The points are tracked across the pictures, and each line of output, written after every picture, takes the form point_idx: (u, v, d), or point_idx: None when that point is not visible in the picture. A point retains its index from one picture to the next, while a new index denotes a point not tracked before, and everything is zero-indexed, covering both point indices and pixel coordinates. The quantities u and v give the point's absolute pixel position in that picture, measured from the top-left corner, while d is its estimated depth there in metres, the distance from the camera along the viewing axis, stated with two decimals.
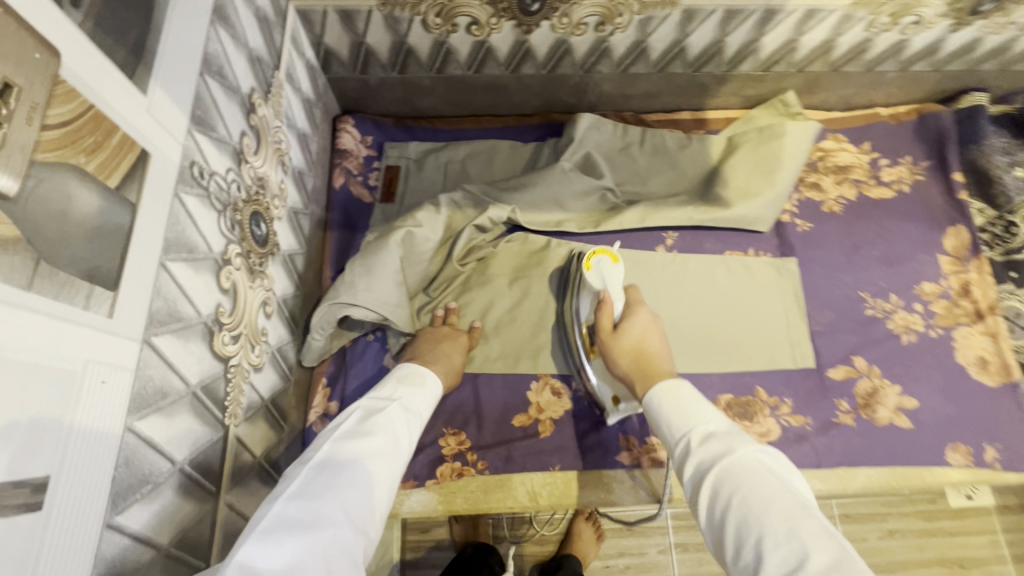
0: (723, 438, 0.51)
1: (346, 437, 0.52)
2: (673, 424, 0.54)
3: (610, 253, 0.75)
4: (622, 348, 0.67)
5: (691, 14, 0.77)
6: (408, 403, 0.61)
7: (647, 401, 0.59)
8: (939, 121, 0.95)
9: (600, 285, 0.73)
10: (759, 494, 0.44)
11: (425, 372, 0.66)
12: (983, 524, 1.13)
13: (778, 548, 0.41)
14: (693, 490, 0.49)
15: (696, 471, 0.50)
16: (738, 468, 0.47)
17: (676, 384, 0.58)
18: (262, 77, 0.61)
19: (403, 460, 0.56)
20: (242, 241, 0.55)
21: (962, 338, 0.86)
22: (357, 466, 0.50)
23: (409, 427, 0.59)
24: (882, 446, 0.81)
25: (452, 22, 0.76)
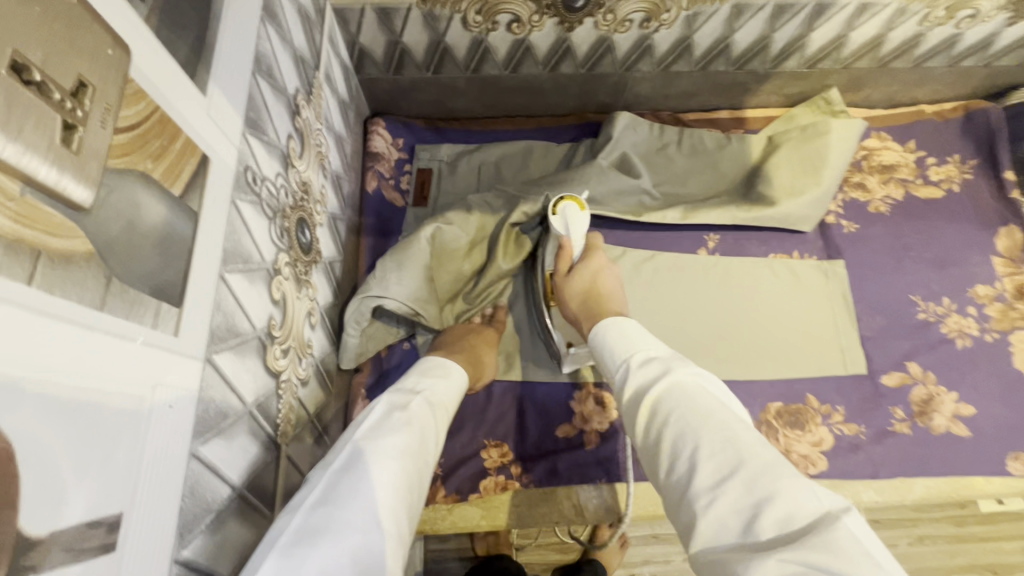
0: (664, 360, 0.50)
1: (370, 433, 0.49)
2: (615, 352, 0.54)
3: (579, 201, 0.72)
4: (574, 289, 0.67)
5: (741, 9, 0.74)
6: (432, 396, 0.57)
7: (594, 334, 0.58)
8: (988, 118, 0.92)
9: (564, 230, 0.71)
10: (695, 409, 0.43)
11: (447, 364, 0.63)
12: (1017, 529, 1.11)
13: (713, 457, 0.40)
14: (633, 406, 0.49)
15: (635, 393, 0.49)
16: (676, 385, 0.46)
17: (622, 320, 0.57)
18: (305, 76, 0.59)
19: (430, 454, 0.52)
20: (290, 250, 0.52)
21: (1019, 342, 0.83)
22: (384, 462, 0.46)
23: (437, 422, 0.55)
24: (940, 456, 0.77)
25: (492, 19, 0.73)
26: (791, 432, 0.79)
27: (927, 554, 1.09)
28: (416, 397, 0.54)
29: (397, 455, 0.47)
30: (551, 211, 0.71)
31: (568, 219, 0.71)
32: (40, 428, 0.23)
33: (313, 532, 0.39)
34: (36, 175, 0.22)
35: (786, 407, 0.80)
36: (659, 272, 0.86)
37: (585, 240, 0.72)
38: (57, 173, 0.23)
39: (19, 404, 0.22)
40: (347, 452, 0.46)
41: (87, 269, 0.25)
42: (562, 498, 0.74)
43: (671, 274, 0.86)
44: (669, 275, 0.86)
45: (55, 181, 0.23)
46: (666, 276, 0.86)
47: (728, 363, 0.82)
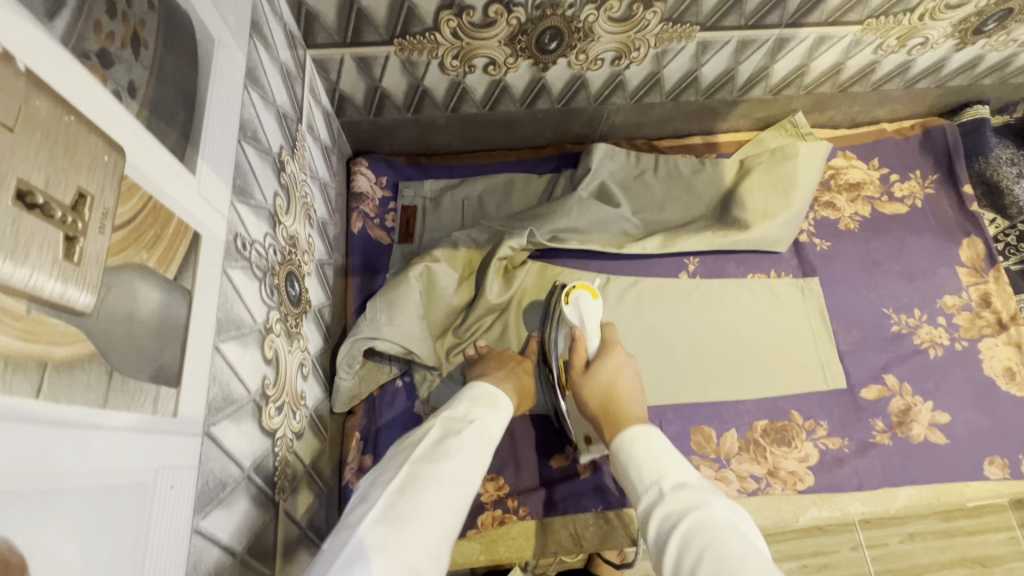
0: (695, 490, 0.51)
1: (426, 459, 0.51)
2: (643, 471, 0.55)
3: (591, 289, 0.76)
4: (592, 388, 0.66)
5: (707, 45, 0.77)
6: (482, 426, 0.59)
7: (615, 444, 0.59)
8: (945, 134, 0.97)
9: (578, 321, 0.73)
10: (728, 551, 0.44)
11: (498, 396, 0.63)
12: (1000, 521, 1.15)
13: None
14: (661, 544, 0.49)
15: (664, 527, 0.50)
16: (706, 521, 0.47)
17: (647, 431, 0.58)
18: (288, 131, 0.60)
19: (478, 482, 0.54)
20: (280, 306, 0.53)
21: (987, 349, 0.86)
22: (438, 491, 0.48)
23: (486, 450, 0.57)
24: (919, 464, 0.81)
25: (469, 63, 0.75)
26: (778, 449, 0.81)
27: (916, 551, 1.12)
28: (467, 427, 0.56)
29: (449, 486, 0.50)
30: (564, 302, 0.75)
31: (582, 309, 0.74)
32: (50, 533, 0.23)
33: (366, 549, 0.42)
34: (42, 292, 0.23)
35: (772, 425, 0.82)
36: (646, 294, 0.89)
37: (602, 333, 0.72)
38: (61, 284, 0.24)
39: (31, 514, 0.22)
40: (403, 474, 0.49)
41: (89, 369, 0.26)
42: (560, 528, 0.76)
43: (657, 298, 0.89)
44: (656, 298, 0.89)
45: (59, 293, 0.24)
46: (652, 298, 0.89)
47: (714, 383, 0.84)
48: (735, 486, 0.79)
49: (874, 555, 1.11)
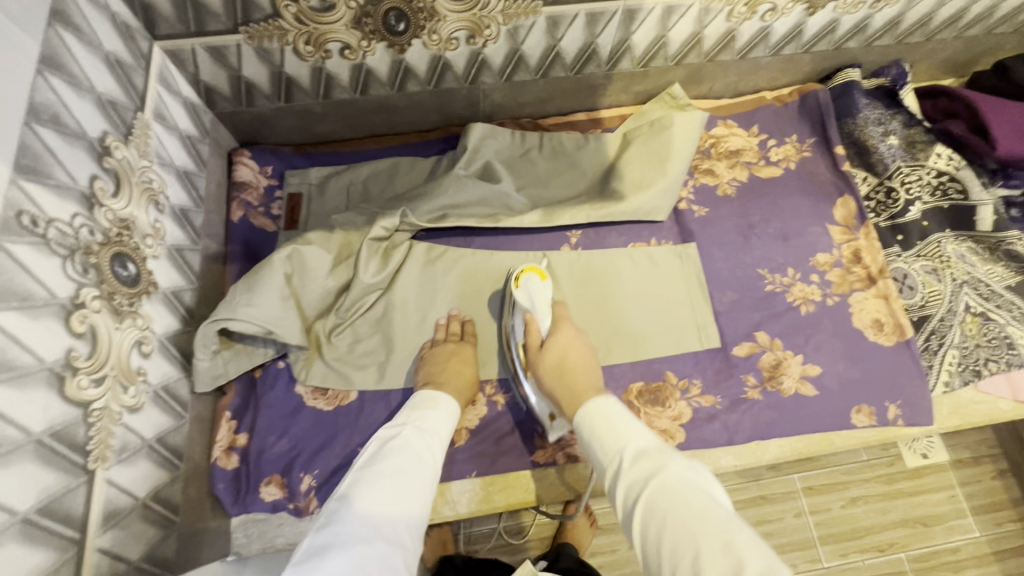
0: (654, 454, 0.55)
1: (366, 463, 0.58)
2: (606, 445, 0.58)
3: (538, 270, 0.81)
4: (546, 364, 0.73)
5: (556, 20, 0.80)
6: (423, 423, 0.65)
7: (577, 421, 0.63)
8: (818, 99, 0.99)
9: (529, 303, 0.78)
10: (692, 514, 0.47)
11: (436, 395, 0.70)
12: (941, 480, 1.20)
13: (714, 562, 0.44)
14: (627, 518, 0.53)
15: (629, 493, 0.53)
16: (666, 486, 0.51)
17: (607, 403, 0.62)
18: (119, 120, 0.62)
19: (427, 470, 0.60)
20: (101, 284, 0.55)
21: (856, 303, 0.89)
22: (379, 485, 0.55)
23: (428, 443, 0.63)
24: (790, 416, 0.83)
25: (324, 48, 0.78)
26: (652, 409, 0.83)
27: (858, 514, 1.17)
28: (406, 426, 0.63)
29: (391, 480, 0.56)
30: (515, 287, 0.79)
31: (531, 292, 0.79)
32: None
33: (318, 549, 0.48)
34: None
35: (646, 386, 0.85)
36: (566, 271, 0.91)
37: (552, 312, 0.79)
38: None
39: None
40: (347, 481, 0.56)
41: None
42: (438, 495, 0.78)
43: (579, 271, 0.91)
44: (587, 276, 0.91)
45: None
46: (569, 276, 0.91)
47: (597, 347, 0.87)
48: None
49: (818, 521, 1.16)
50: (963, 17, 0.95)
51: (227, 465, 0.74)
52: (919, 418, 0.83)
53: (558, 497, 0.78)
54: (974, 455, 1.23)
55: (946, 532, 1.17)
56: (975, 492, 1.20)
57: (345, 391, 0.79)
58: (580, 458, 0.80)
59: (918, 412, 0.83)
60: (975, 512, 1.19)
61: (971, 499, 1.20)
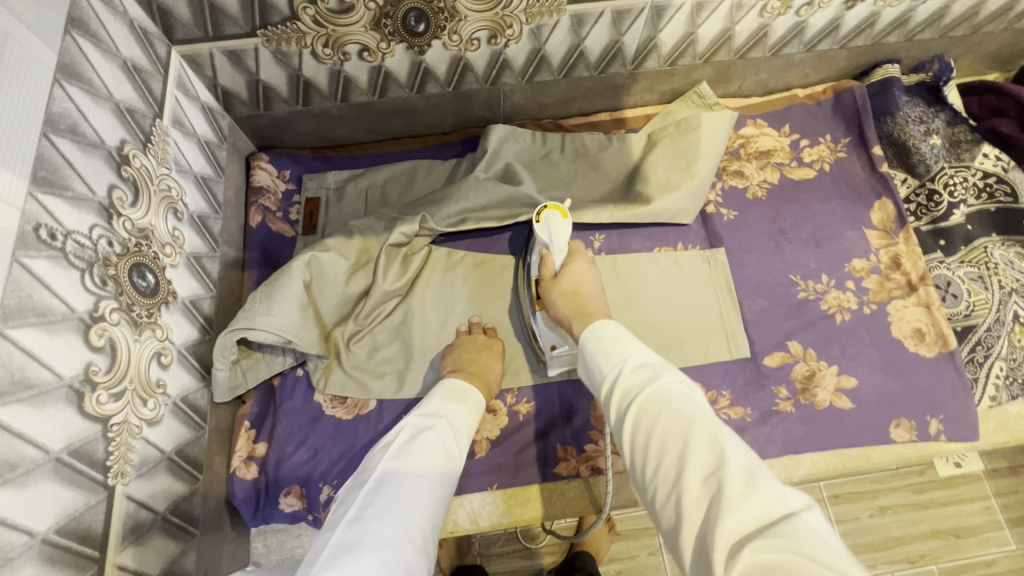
0: (655, 365, 0.52)
1: (398, 454, 0.58)
2: (606, 358, 0.56)
3: (561, 209, 0.75)
4: (559, 291, 0.72)
5: (581, 18, 0.77)
6: (453, 420, 0.65)
7: (583, 341, 0.61)
8: (854, 95, 0.94)
9: (547, 241, 0.74)
10: (683, 414, 0.45)
11: (467, 389, 0.69)
12: (974, 490, 1.15)
13: (700, 457, 0.42)
14: (618, 421, 0.51)
15: (622, 399, 0.51)
16: (660, 390, 0.48)
17: (613, 325, 0.60)
18: (137, 127, 0.61)
19: (452, 471, 0.60)
20: (120, 296, 0.54)
21: (895, 311, 0.85)
22: (412, 483, 0.55)
23: (455, 442, 0.63)
24: (825, 430, 0.80)
25: (342, 51, 0.76)
26: None
27: (887, 524, 1.12)
28: (437, 422, 0.62)
29: (423, 481, 0.56)
30: (535, 221, 0.74)
31: (552, 229, 0.75)
32: None
33: (349, 544, 0.48)
34: None
35: None
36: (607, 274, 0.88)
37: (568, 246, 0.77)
38: None
39: None
40: (378, 472, 0.56)
41: None
42: (457, 507, 0.76)
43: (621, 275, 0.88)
44: (627, 278, 0.88)
45: None
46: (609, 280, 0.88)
47: None
48: None
49: (844, 529, 1.12)
50: (1012, 8, 0.90)
51: (246, 475, 0.73)
52: (962, 434, 0.79)
53: (582, 512, 0.76)
54: (1011, 465, 1.17)
55: (980, 544, 1.12)
56: (1011, 502, 1.15)
57: (364, 399, 0.78)
58: (604, 472, 0.78)
59: (961, 428, 0.79)
60: (1011, 523, 1.13)
61: (1008, 510, 1.14)
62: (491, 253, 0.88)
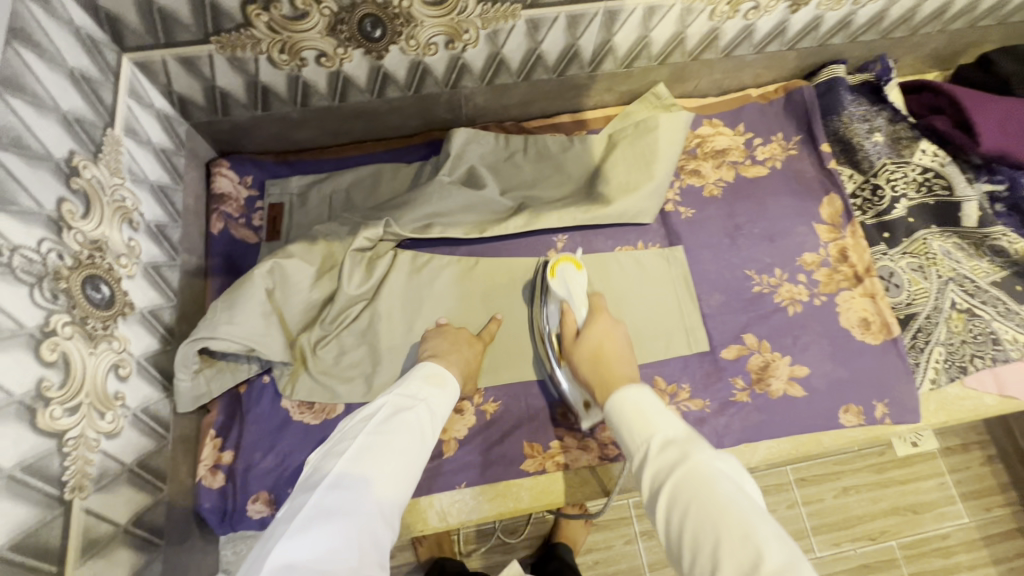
0: (681, 444, 0.54)
1: (376, 430, 0.60)
2: (634, 433, 0.58)
3: (574, 261, 0.82)
4: (580, 353, 0.73)
5: (536, 23, 0.79)
6: (430, 403, 0.66)
7: (609, 408, 0.63)
8: (803, 96, 0.98)
9: (565, 295, 0.79)
10: (716, 499, 0.48)
11: (445, 374, 0.70)
12: (930, 468, 1.22)
13: (733, 548, 0.45)
14: (652, 502, 0.53)
15: (655, 478, 0.54)
16: (694, 471, 0.51)
17: (639, 391, 0.62)
18: (87, 137, 0.61)
19: (426, 450, 0.63)
20: (72, 309, 0.54)
21: (844, 302, 0.89)
22: (385, 458, 0.57)
23: (430, 426, 0.65)
24: (779, 418, 0.83)
25: (299, 56, 0.76)
26: None
27: (850, 504, 1.18)
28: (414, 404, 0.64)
29: (397, 460, 0.58)
30: (551, 277, 0.80)
31: (567, 282, 0.80)
32: None
33: (321, 512, 0.51)
34: None
35: None
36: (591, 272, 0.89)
37: (590, 302, 0.79)
38: None
39: None
40: (355, 444, 0.58)
41: None
42: (427, 506, 0.77)
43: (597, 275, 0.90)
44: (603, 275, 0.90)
45: None
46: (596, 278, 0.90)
47: None
48: (596, 453, 0.81)
49: (810, 511, 1.17)
50: (947, 11, 0.95)
51: (211, 484, 0.73)
52: (906, 416, 0.83)
53: (549, 506, 0.78)
54: (962, 442, 1.24)
55: (936, 519, 1.18)
56: (963, 478, 1.22)
57: (332, 403, 0.78)
58: (569, 466, 0.80)
59: (905, 410, 0.83)
60: (963, 498, 1.20)
61: (960, 486, 1.21)
62: (457, 255, 0.90)
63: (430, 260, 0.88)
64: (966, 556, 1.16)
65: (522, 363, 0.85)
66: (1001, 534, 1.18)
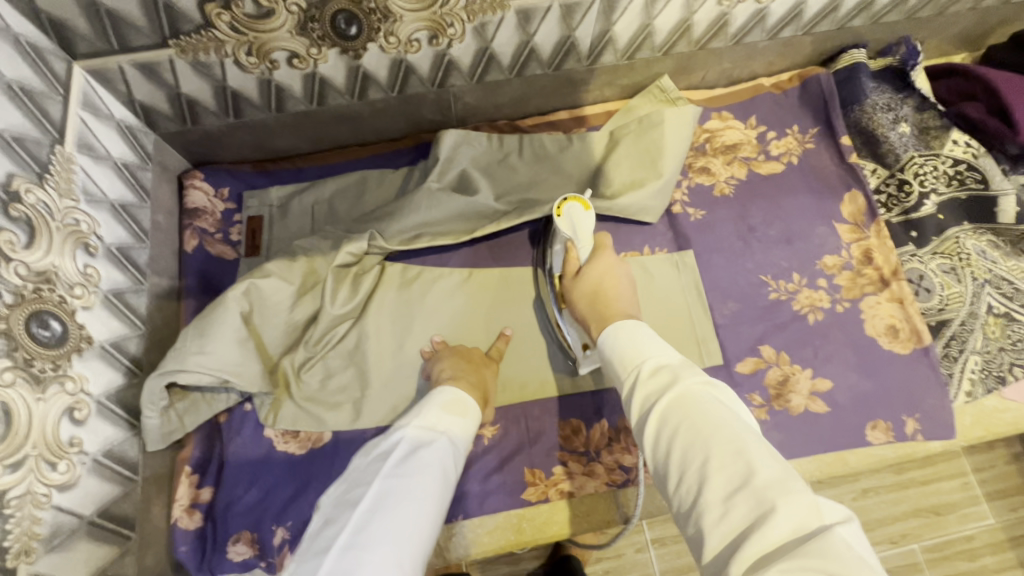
0: (674, 368, 0.49)
1: (395, 473, 0.50)
2: (624, 362, 0.53)
3: (583, 200, 0.70)
4: (580, 291, 0.67)
5: (527, 14, 0.72)
6: (453, 436, 0.56)
7: (601, 343, 0.57)
8: (820, 83, 0.91)
9: (570, 234, 0.70)
10: (708, 419, 0.43)
11: (465, 399, 0.60)
12: (954, 467, 1.15)
13: (722, 467, 0.40)
14: (640, 425, 0.48)
15: (642, 405, 0.48)
16: (685, 394, 0.46)
17: (634, 325, 0.56)
18: (30, 158, 0.55)
19: (450, 493, 0.53)
20: (13, 352, 0.49)
21: (869, 308, 0.82)
22: (409, 505, 0.48)
23: (454, 463, 0.55)
24: (799, 436, 0.77)
25: (268, 58, 0.70)
26: None
27: (870, 506, 1.11)
28: (438, 438, 0.54)
29: (421, 507, 0.48)
30: (555, 215, 0.71)
31: (574, 222, 0.70)
32: None
33: None
34: None
35: None
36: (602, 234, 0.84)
37: (594, 240, 0.71)
38: None
39: None
40: (374, 490, 0.48)
41: None
42: None
43: None
44: None
45: None
46: None
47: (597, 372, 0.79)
48: (602, 480, 0.75)
49: None
50: None
51: (188, 525, 0.68)
52: (939, 432, 0.76)
53: (553, 538, 0.73)
54: (988, 440, 1.17)
55: (961, 520, 1.12)
56: (989, 477, 1.15)
57: (318, 432, 0.73)
58: (573, 494, 0.74)
59: (938, 426, 0.77)
60: (990, 497, 1.13)
61: (986, 485, 1.14)
62: (449, 268, 0.83)
63: (422, 272, 0.82)
64: (993, 559, 1.10)
65: (522, 382, 0.79)
66: None
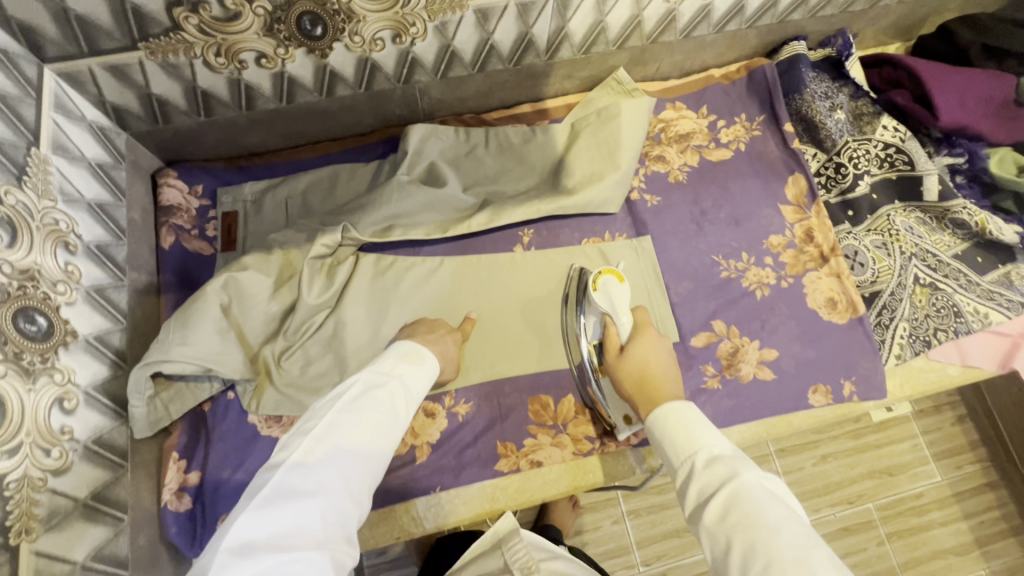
0: (726, 461, 0.52)
1: (349, 405, 0.53)
2: (678, 447, 0.55)
3: (616, 274, 0.78)
4: (625, 370, 0.70)
5: (486, 13, 0.76)
6: (407, 379, 0.60)
7: (650, 421, 0.60)
8: (765, 74, 0.97)
9: (609, 307, 0.76)
10: (766, 522, 0.45)
11: (422, 351, 0.65)
12: (904, 431, 1.25)
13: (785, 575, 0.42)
14: (697, 512, 0.51)
15: (700, 495, 0.51)
16: (743, 491, 0.48)
17: (682, 407, 0.58)
18: (8, 161, 0.57)
19: (399, 428, 0.57)
20: (3, 346, 0.52)
21: (810, 283, 0.89)
22: (357, 433, 0.52)
23: (407, 404, 0.59)
24: (749, 402, 0.84)
25: (237, 59, 0.72)
26: None
27: (830, 470, 1.20)
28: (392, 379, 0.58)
29: (368, 434, 0.53)
30: (593, 289, 0.76)
31: (610, 295, 0.76)
32: None
33: (283, 494, 0.46)
34: None
35: None
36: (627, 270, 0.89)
37: (632, 317, 0.76)
38: None
39: None
40: (326, 419, 0.51)
41: None
42: (403, 512, 0.77)
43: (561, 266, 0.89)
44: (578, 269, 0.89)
45: None
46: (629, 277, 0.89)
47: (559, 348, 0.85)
48: (569, 449, 0.81)
49: (789, 479, 1.19)
50: None
51: (177, 508, 0.71)
52: (873, 393, 0.84)
53: (525, 505, 0.78)
54: (934, 405, 1.27)
55: (910, 479, 1.21)
56: (936, 439, 1.25)
57: (300, 416, 0.76)
58: (543, 464, 0.80)
59: (872, 388, 0.85)
60: (936, 458, 1.24)
61: (933, 446, 1.24)
62: (421, 257, 0.87)
63: (393, 261, 0.86)
64: (939, 513, 1.20)
65: (494, 363, 0.84)
66: (972, 490, 1.22)
